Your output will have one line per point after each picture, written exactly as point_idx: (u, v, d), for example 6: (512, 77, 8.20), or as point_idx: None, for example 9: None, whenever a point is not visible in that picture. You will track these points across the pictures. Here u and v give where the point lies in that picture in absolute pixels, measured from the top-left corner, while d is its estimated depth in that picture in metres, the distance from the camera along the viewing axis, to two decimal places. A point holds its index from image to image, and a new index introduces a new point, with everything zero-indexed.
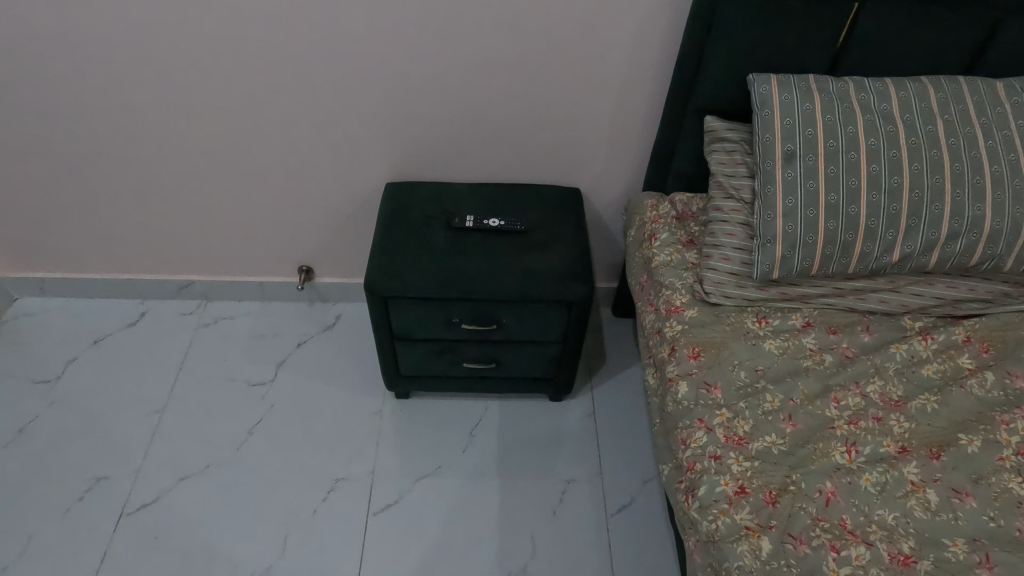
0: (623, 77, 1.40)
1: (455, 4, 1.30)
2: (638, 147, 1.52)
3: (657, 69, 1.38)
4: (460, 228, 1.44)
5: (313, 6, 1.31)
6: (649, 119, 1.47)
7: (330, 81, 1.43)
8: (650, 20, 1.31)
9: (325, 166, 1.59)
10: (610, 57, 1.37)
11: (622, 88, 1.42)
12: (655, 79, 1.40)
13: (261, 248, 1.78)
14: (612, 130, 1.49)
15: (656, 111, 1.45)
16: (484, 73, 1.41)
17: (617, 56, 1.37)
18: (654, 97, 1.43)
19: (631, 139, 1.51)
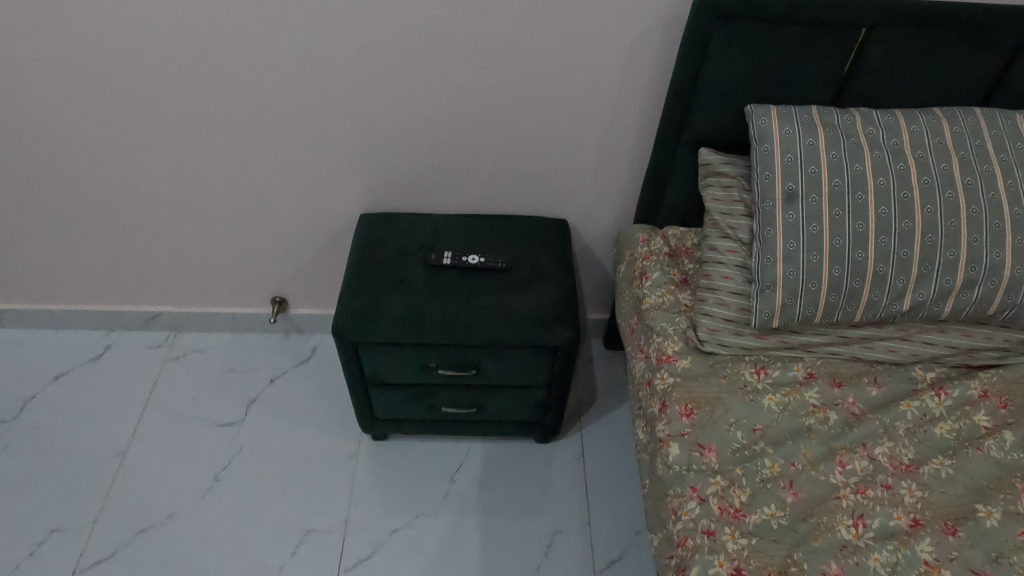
0: (611, 103, 1.30)
1: (430, 28, 1.21)
2: (629, 177, 1.42)
3: (649, 95, 1.28)
4: (437, 265, 1.34)
5: (276, 26, 1.21)
6: (640, 148, 1.37)
7: (299, 108, 1.34)
8: (639, 42, 1.20)
9: (296, 195, 1.50)
10: (597, 82, 1.27)
11: (610, 115, 1.31)
12: (646, 107, 1.30)
13: (232, 279, 1.68)
14: (600, 160, 1.39)
15: (647, 141, 1.35)
16: (461, 98, 1.31)
17: (605, 82, 1.26)
18: (646, 125, 1.33)
19: (621, 170, 1.41)
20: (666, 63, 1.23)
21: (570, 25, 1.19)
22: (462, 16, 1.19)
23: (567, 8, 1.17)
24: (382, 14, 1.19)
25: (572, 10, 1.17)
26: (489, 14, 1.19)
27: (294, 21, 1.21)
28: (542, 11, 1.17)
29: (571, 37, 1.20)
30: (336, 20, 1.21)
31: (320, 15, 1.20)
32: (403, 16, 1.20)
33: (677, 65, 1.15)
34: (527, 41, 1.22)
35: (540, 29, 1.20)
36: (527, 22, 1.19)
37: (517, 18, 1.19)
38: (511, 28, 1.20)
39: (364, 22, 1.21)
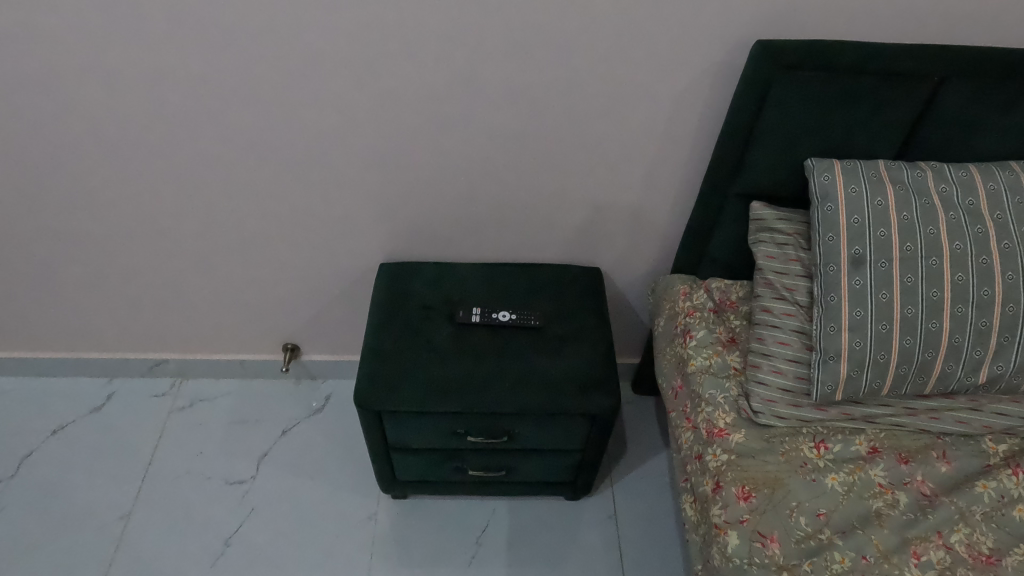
0: (654, 149, 1.20)
1: (460, 75, 1.12)
2: (668, 225, 1.33)
3: (694, 141, 1.19)
4: (465, 323, 1.24)
5: (295, 69, 1.12)
6: (682, 195, 1.27)
7: (316, 156, 1.25)
8: (686, 88, 1.11)
9: (311, 242, 1.40)
10: (639, 127, 1.17)
11: (651, 161, 1.22)
12: (690, 153, 1.21)
13: (242, 326, 1.59)
14: (639, 206, 1.30)
15: (690, 189, 1.26)
16: (492, 144, 1.22)
17: (648, 127, 1.17)
18: (689, 172, 1.24)
19: (660, 218, 1.32)
20: (715, 109, 1.14)
21: (613, 69, 1.10)
22: (496, 59, 1.10)
23: (611, 51, 1.08)
24: (410, 57, 1.10)
25: (615, 54, 1.08)
26: (526, 57, 1.09)
27: (315, 65, 1.12)
28: (584, 55, 1.08)
29: (613, 82, 1.11)
30: (359, 64, 1.11)
31: (342, 59, 1.11)
32: (433, 59, 1.10)
33: (731, 115, 1.06)
34: (566, 85, 1.13)
35: (580, 74, 1.11)
36: (567, 66, 1.10)
37: (557, 62, 1.10)
38: (549, 72, 1.11)
39: (389, 66, 1.11)
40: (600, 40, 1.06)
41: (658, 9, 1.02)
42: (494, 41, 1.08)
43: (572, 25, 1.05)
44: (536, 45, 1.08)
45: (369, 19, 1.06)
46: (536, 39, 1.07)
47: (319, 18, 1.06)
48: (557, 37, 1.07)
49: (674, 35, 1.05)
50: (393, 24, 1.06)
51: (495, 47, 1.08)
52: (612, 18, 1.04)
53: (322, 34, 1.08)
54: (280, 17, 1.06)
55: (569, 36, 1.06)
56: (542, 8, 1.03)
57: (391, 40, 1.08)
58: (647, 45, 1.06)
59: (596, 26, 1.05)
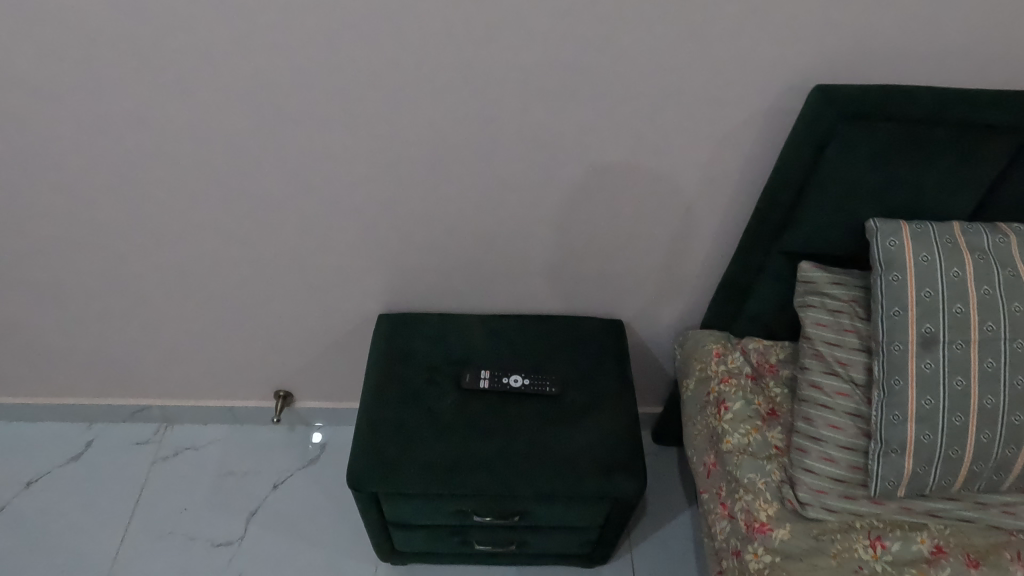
0: (687, 197, 1.07)
1: (469, 120, 0.99)
2: (700, 277, 1.20)
3: (732, 190, 1.05)
4: (472, 388, 1.11)
5: (282, 109, 0.99)
6: (715, 247, 1.14)
7: (307, 203, 1.12)
8: (727, 133, 0.97)
9: (304, 288, 1.28)
10: (671, 174, 1.04)
11: (683, 210, 1.09)
12: (728, 203, 1.07)
13: (231, 373, 1.47)
14: (667, 257, 1.17)
15: (726, 240, 1.13)
16: (505, 191, 1.09)
17: (680, 175, 1.04)
18: (725, 222, 1.10)
19: (691, 270, 1.18)
20: (759, 157, 1.00)
21: (643, 113, 0.96)
22: (511, 101, 0.96)
23: (642, 94, 0.94)
24: (412, 99, 0.97)
25: (647, 97, 0.94)
26: (544, 99, 0.96)
27: (305, 105, 0.99)
28: (611, 97, 0.95)
29: (643, 126, 0.98)
30: (356, 104, 0.98)
31: (336, 98, 0.98)
32: (439, 100, 0.97)
33: (779, 168, 0.92)
34: (590, 129, 0.99)
35: (606, 117, 0.97)
36: (591, 109, 0.96)
37: (580, 105, 0.96)
38: (570, 116, 0.98)
39: (390, 106, 0.98)
40: (630, 82, 0.93)
41: (697, 50, 0.88)
42: (509, 82, 0.94)
43: (598, 66, 0.91)
44: (556, 85, 0.94)
45: (367, 57, 0.93)
46: (557, 79, 0.94)
47: (310, 55, 0.93)
48: (581, 78, 0.93)
49: (715, 78, 0.91)
50: (392, 63, 0.93)
51: (509, 88, 0.95)
52: (645, 59, 0.90)
53: (314, 72, 0.95)
54: (265, 53, 0.93)
55: (595, 78, 0.93)
56: (564, 46, 0.90)
57: (391, 79, 0.95)
58: (684, 88, 0.93)
59: (627, 66, 0.91)
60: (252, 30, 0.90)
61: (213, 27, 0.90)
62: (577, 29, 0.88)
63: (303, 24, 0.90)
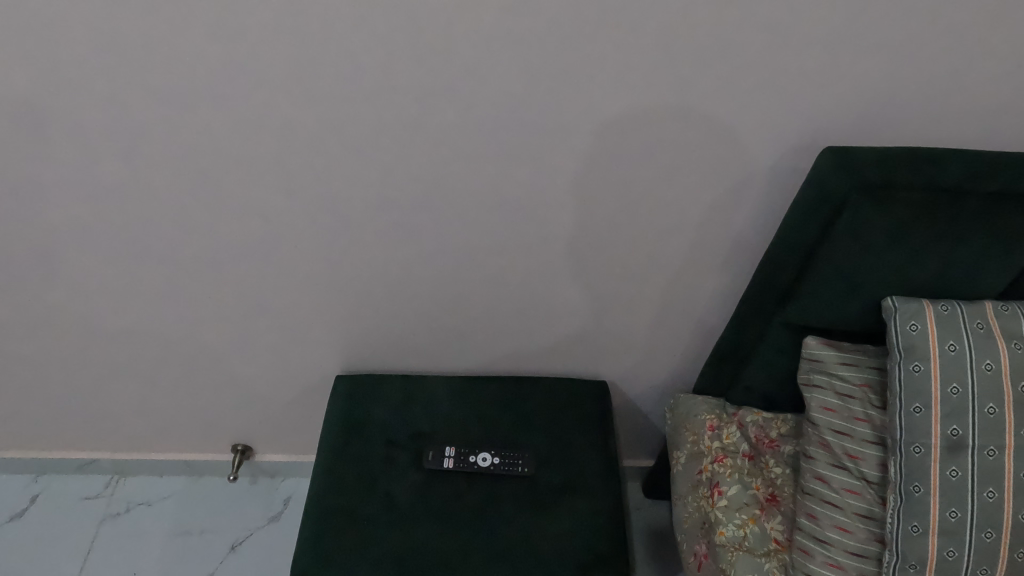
0: (677, 254, 0.95)
1: (426, 176, 0.86)
2: (693, 335, 1.08)
3: (728, 247, 0.93)
4: (435, 468, 0.99)
5: (210, 168, 0.86)
6: (708, 304, 1.02)
7: (249, 261, 1.00)
8: (721, 189, 0.85)
9: (255, 346, 1.16)
10: (658, 231, 0.92)
11: (673, 268, 0.97)
12: (723, 262, 0.95)
13: (183, 428, 1.35)
14: (655, 316, 1.05)
15: (722, 299, 1.01)
16: (471, 248, 0.96)
17: (669, 231, 0.91)
18: (719, 280, 0.98)
19: (683, 328, 1.06)
20: (757, 214, 0.88)
21: (626, 167, 0.84)
22: (473, 156, 0.84)
23: (625, 147, 0.82)
24: (358, 155, 0.84)
25: (629, 150, 0.82)
26: (512, 153, 0.83)
27: (236, 163, 0.86)
28: (588, 150, 0.82)
29: (626, 181, 0.86)
30: (294, 161, 0.85)
31: (271, 155, 0.85)
32: (390, 156, 0.84)
33: (784, 236, 0.79)
34: (565, 184, 0.87)
35: (584, 171, 0.85)
36: (566, 163, 0.84)
37: (553, 159, 0.84)
38: (543, 170, 0.85)
39: (334, 163, 0.85)
40: (610, 134, 0.80)
41: (688, 99, 0.76)
42: (470, 136, 0.81)
43: (573, 118, 0.79)
44: (525, 139, 0.81)
45: (303, 111, 0.80)
46: (526, 133, 0.81)
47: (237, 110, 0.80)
48: (553, 131, 0.80)
49: (708, 130, 0.79)
50: (334, 116, 0.80)
51: (471, 142, 0.82)
52: (628, 109, 0.77)
53: (242, 128, 0.82)
54: (184, 108, 0.79)
55: (570, 130, 0.80)
56: (533, 97, 0.77)
57: (333, 134, 0.82)
58: (673, 140, 0.80)
59: (606, 117, 0.79)
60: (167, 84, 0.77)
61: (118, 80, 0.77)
62: (547, 77, 0.75)
63: (226, 77, 0.76)
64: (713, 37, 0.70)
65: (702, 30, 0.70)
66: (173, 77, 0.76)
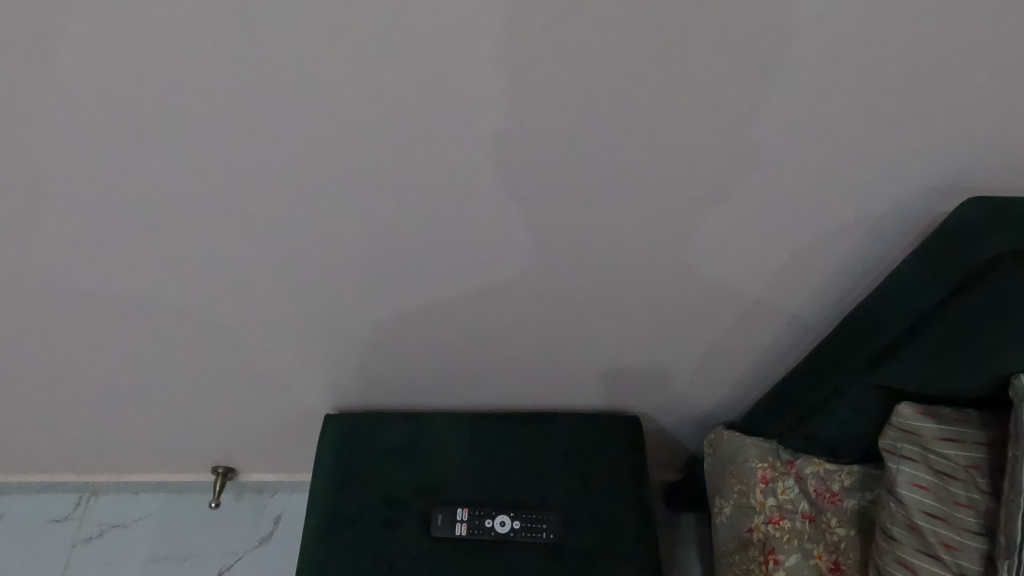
0: (737, 291, 0.78)
1: (430, 212, 0.67)
2: (745, 368, 0.93)
3: (799, 283, 0.77)
4: (445, 535, 0.85)
5: (154, 211, 0.66)
6: (766, 339, 0.87)
7: (213, 299, 0.81)
8: (805, 222, 0.68)
9: (228, 378, 0.99)
10: (718, 268, 0.75)
11: (729, 305, 0.81)
12: (794, 297, 0.79)
13: (157, 451, 1.21)
14: (704, 347, 0.89)
15: (784, 333, 0.85)
16: (488, 287, 0.79)
17: (731, 269, 0.75)
18: (782, 317, 0.82)
19: (733, 360, 0.91)
20: (844, 250, 0.71)
21: (691, 201, 0.66)
22: (494, 192, 0.65)
23: (693, 179, 0.64)
24: (343, 189, 0.65)
25: (698, 183, 0.64)
26: (546, 189, 0.65)
27: (188, 203, 0.66)
28: (646, 183, 0.64)
29: (689, 217, 0.68)
30: (262, 200, 0.66)
31: (234, 195, 0.65)
32: (388, 194, 0.65)
33: None
34: (611, 222, 0.69)
35: (636, 206, 0.67)
36: (616, 199, 0.66)
37: (598, 194, 0.65)
38: (584, 207, 0.67)
39: (315, 202, 0.66)
40: (677, 165, 0.62)
41: (785, 122, 0.58)
42: (494, 168, 0.63)
43: (631, 145, 0.60)
44: (564, 172, 0.63)
45: (271, 143, 0.60)
46: (567, 164, 0.62)
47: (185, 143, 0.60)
48: (603, 162, 0.62)
49: (803, 157, 0.61)
50: (310, 149, 0.60)
51: (492, 177, 0.64)
52: (703, 136, 0.59)
53: (195, 165, 0.62)
54: (113, 142, 0.59)
55: (626, 160, 0.62)
56: (580, 124, 0.58)
57: (312, 171, 0.63)
58: (755, 170, 0.63)
59: (675, 145, 0.60)
60: (86, 113, 0.56)
61: (19, 110, 0.56)
62: (603, 98, 0.56)
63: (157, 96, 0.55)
64: (832, 48, 0.52)
65: (818, 40, 0.52)
66: (92, 105, 0.55)
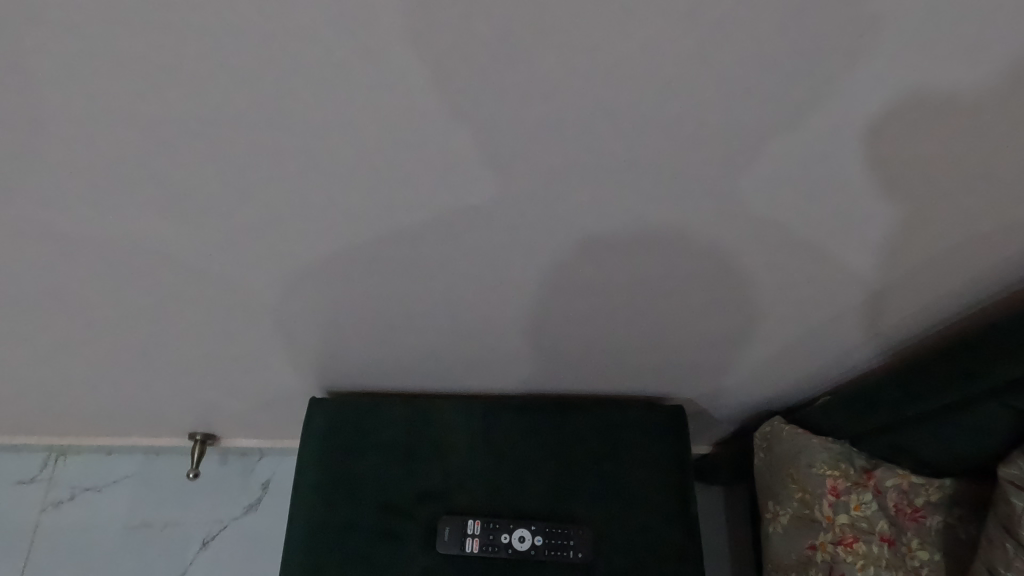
0: (831, 276, 0.62)
1: (433, 173, 0.50)
2: (813, 354, 0.77)
3: (914, 274, 0.61)
4: (454, 551, 0.72)
5: (55, 162, 0.48)
6: (851, 329, 0.72)
7: (160, 268, 0.64)
8: (945, 204, 0.51)
9: (193, 351, 0.84)
10: (811, 251, 0.59)
11: (816, 290, 0.65)
12: (898, 282, 0.62)
13: (125, 415, 1.07)
14: (769, 331, 0.74)
15: (872, 320, 0.69)
16: (510, 266, 0.63)
17: (828, 253, 0.59)
18: (879, 307, 0.67)
19: (801, 345, 0.76)
20: (986, 239, 0.55)
21: (800, 172, 0.49)
22: (532, 155, 0.48)
23: (810, 147, 0.46)
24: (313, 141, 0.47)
25: (814, 149, 0.46)
26: (601, 154, 0.47)
27: (102, 158, 0.48)
28: (742, 150, 0.47)
29: (789, 192, 0.51)
30: (210, 155, 0.48)
31: (174, 149, 0.47)
32: (384, 155, 0.48)
33: None
34: (682, 195, 0.52)
35: (721, 176, 0.49)
36: (696, 168, 0.48)
37: (673, 161, 0.48)
38: (651, 174, 0.49)
39: (287, 160, 0.49)
40: (794, 126, 0.44)
41: (972, 81, 0.40)
42: (537, 126, 0.45)
43: (728, 96, 0.42)
44: (633, 130, 0.45)
45: (203, 73, 0.41)
46: (640, 122, 0.44)
47: (98, 79, 0.41)
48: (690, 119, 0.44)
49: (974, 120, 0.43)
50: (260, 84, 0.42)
51: (524, 133, 0.46)
52: (837, 85, 0.41)
53: (116, 110, 0.44)
54: None
55: (724, 119, 0.44)
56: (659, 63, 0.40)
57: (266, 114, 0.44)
58: (903, 139, 0.45)
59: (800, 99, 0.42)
60: None
61: None
62: (699, 26, 0.38)
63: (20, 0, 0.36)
64: None
65: None
66: None
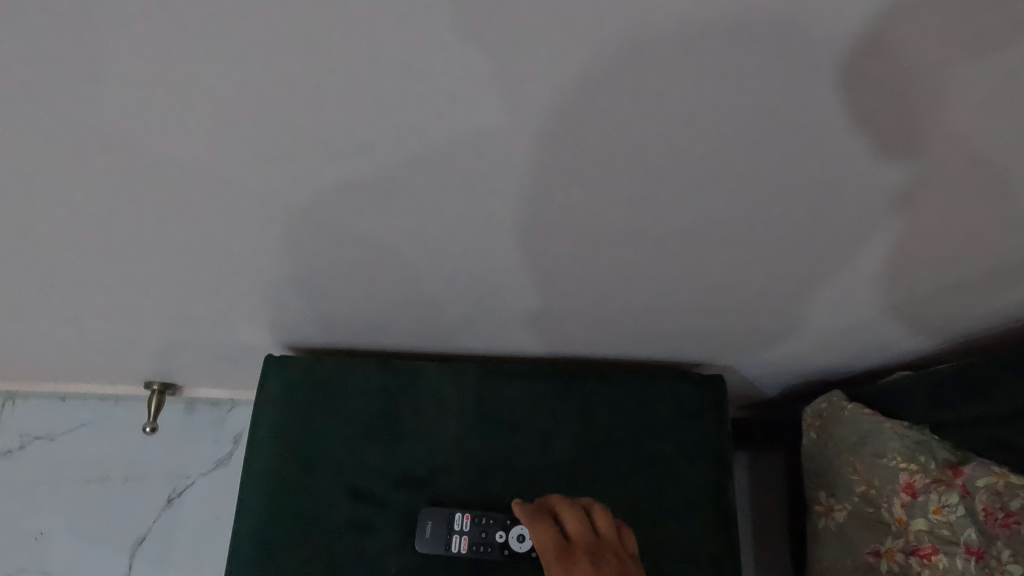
0: (944, 248, 0.46)
1: (384, 77, 0.32)
2: (895, 326, 0.61)
3: None
4: (443, 550, 0.64)
5: None
6: (945, 308, 0.56)
7: (34, 206, 0.47)
8: None
9: (119, 302, 0.68)
10: (930, 217, 0.42)
11: (916, 264, 0.49)
12: None
13: (68, 364, 0.93)
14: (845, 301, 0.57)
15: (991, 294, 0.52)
16: (515, 215, 0.46)
17: (967, 208, 0.40)
18: (999, 284, 0.51)
19: (883, 317, 0.59)
20: None
21: (965, 114, 0.31)
22: (556, 60, 0.30)
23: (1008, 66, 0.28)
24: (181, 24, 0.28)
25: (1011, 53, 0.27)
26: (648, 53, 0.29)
27: None
28: (891, 71, 0.29)
29: (940, 134, 0.33)
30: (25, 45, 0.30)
31: None
32: (311, 53, 0.30)
33: None
34: (776, 131, 0.34)
35: (842, 108, 0.32)
36: (802, 82, 0.30)
37: (773, 80, 0.30)
38: (738, 97, 0.32)
39: (167, 57, 0.31)
40: (995, 34, 0.27)
41: None
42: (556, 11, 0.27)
43: None
44: (723, 30, 0.28)
45: None
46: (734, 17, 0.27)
47: None
48: (823, 15, 0.27)
49: None
50: None
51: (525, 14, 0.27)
52: None
53: None
54: None
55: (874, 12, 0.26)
56: None
57: None
58: None
59: None
60: None
61: None
62: None
63: None
64: None
65: None
66: None
